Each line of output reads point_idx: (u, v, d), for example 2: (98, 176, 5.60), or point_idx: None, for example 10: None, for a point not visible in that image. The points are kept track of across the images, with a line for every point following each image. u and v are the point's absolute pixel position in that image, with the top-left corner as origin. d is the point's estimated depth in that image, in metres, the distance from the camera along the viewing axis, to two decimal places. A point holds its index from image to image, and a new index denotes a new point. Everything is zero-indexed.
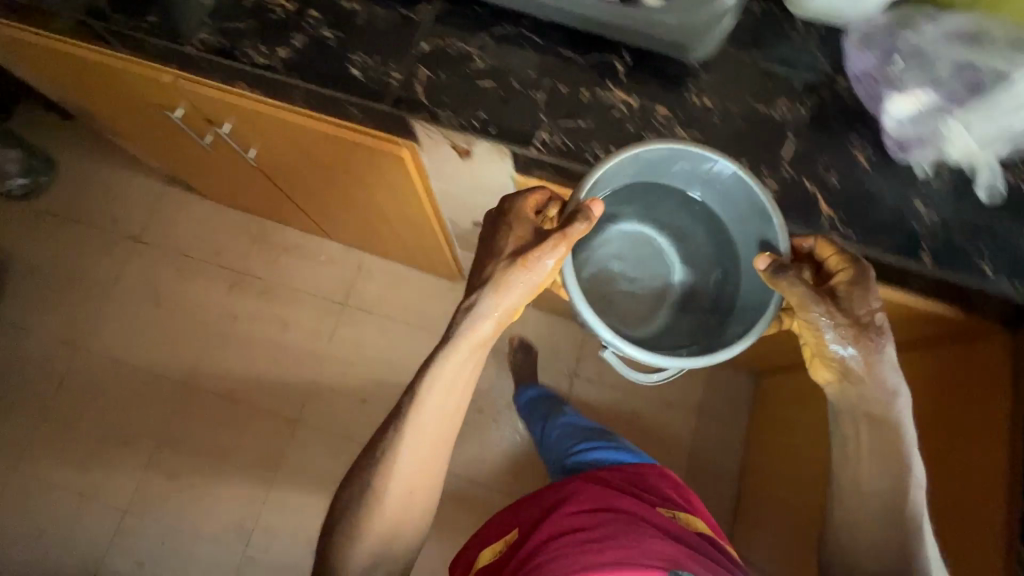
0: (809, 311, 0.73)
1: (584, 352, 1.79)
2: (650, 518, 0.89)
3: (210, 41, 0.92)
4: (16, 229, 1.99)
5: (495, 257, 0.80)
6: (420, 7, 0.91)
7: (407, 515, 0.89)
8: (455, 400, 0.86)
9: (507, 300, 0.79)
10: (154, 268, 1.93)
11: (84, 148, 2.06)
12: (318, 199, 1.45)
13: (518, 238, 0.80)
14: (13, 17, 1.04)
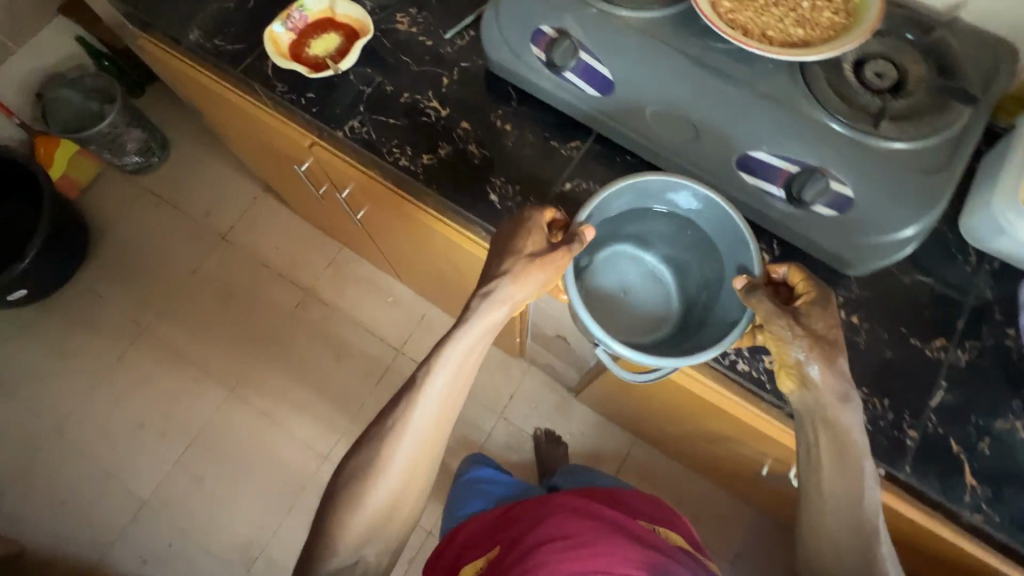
0: (779, 326, 0.69)
1: (626, 464, 1.71)
2: (633, 529, 0.86)
3: (358, 130, 0.92)
4: (119, 200, 2.08)
5: (514, 254, 0.75)
6: (571, 143, 0.89)
7: (388, 526, 0.81)
8: (455, 392, 0.81)
9: (520, 298, 0.75)
10: (231, 268, 1.98)
11: (198, 138, 2.15)
12: (406, 261, 1.44)
13: (538, 245, 0.76)
14: (179, 48, 1.06)
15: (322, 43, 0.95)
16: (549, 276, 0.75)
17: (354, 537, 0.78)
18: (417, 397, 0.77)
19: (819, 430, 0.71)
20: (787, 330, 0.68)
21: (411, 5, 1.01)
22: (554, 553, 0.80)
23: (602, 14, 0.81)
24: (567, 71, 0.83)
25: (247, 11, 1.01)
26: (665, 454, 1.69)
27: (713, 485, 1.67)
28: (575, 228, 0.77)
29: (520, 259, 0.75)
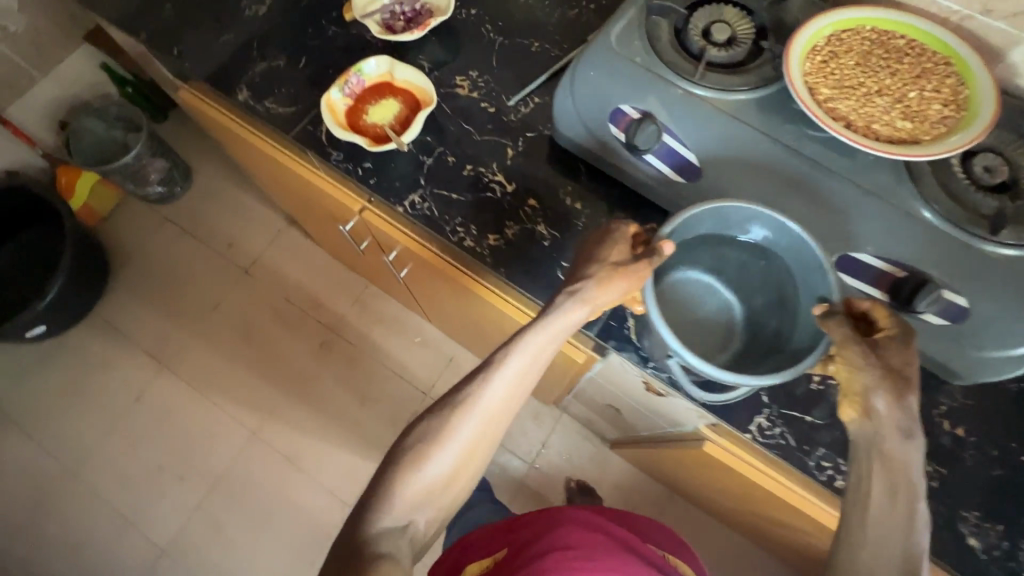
0: (854, 353, 0.60)
1: (662, 520, 1.64)
2: (643, 553, 0.84)
3: (418, 205, 0.86)
4: (138, 230, 2.01)
5: (601, 256, 0.70)
6: (646, 225, 0.84)
7: (427, 516, 0.71)
8: (526, 386, 0.73)
9: (600, 302, 0.68)
10: (254, 303, 1.92)
11: (220, 164, 2.07)
12: (446, 321, 1.37)
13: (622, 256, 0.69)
14: (223, 101, 0.99)
15: (380, 109, 0.90)
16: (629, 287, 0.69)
17: (388, 527, 0.69)
18: (484, 384, 0.70)
19: (871, 463, 0.58)
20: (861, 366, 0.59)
21: (471, 68, 0.96)
22: (562, 561, 0.75)
23: (688, 95, 0.76)
24: (647, 154, 0.78)
25: (300, 70, 0.96)
26: (704, 513, 1.61)
27: (755, 547, 1.59)
28: (655, 242, 0.68)
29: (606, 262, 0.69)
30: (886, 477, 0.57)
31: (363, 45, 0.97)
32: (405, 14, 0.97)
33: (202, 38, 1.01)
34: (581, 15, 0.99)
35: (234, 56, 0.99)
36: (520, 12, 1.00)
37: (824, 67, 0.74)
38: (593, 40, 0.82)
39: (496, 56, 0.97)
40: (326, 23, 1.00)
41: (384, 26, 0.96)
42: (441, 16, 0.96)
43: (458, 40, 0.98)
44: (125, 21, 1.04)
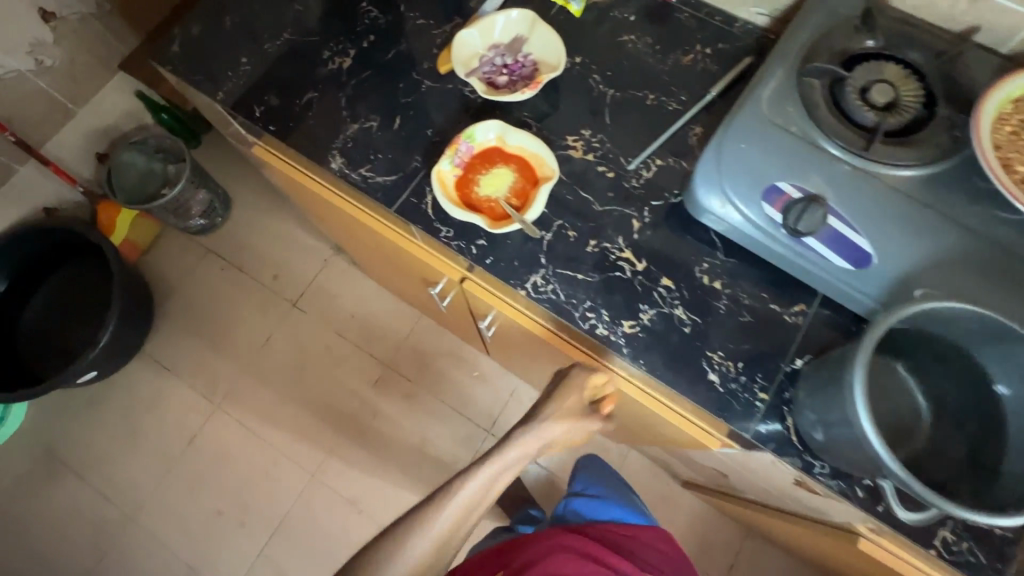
0: None
1: (739, 561, 1.58)
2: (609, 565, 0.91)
3: (542, 287, 0.79)
4: (178, 263, 1.91)
5: (555, 400, 0.88)
6: (793, 307, 0.77)
7: None
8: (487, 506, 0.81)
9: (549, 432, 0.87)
10: (304, 337, 1.85)
11: (260, 189, 1.97)
12: (526, 373, 1.30)
13: (571, 405, 0.88)
14: (309, 164, 0.91)
15: (492, 180, 0.82)
16: (572, 426, 0.89)
17: None
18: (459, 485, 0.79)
19: None
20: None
21: (583, 125, 0.88)
22: None
23: (857, 172, 0.69)
24: (808, 237, 0.70)
25: (395, 133, 0.88)
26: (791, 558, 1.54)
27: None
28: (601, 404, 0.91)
29: (565, 404, 0.88)
30: None
31: (463, 102, 0.89)
32: (509, 68, 0.89)
33: (282, 95, 0.93)
34: (698, 62, 0.91)
35: (321, 116, 0.91)
36: (630, 59, 0.92)
37: (1017, 140, 0.66)
38: (740, 106, 0.74)
39: (608, 111, 0.89)
40: (418, 77, 0.92)
41: (487, 81, 0.88)
42: (549, 69, 0.88)
43: (566, 93, 0.90)
44: (197, 78, 0.95)
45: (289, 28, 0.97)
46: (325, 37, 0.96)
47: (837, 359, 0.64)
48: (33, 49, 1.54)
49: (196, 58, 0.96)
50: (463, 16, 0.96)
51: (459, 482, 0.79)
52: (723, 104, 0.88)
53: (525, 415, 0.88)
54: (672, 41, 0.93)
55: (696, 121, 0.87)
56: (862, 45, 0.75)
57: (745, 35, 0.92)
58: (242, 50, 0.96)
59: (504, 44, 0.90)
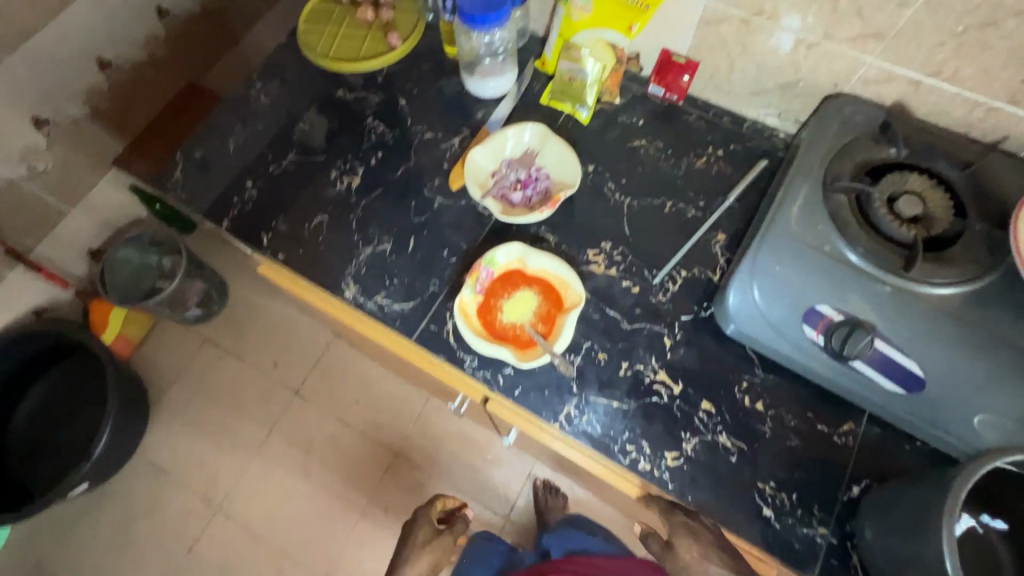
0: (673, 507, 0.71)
1: None
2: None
3: (575, 418, 0.75)
4: (175, 356, 1.81)
5: (411, 538, 0.91)
6: (842, 426, 0.73)
7: None
8: None
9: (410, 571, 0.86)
10: (308, 428, 1.75)
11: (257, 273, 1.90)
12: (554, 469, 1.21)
13: (430, 531, 0.93)
14: (319, 289, 0.86)
15: (516, 306, 0.79)
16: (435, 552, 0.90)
17: None
18: None
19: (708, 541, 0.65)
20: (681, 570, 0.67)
21: (603, 237, 0.86)
22: None
23: (899, 292, 0.67)
24: (855, 360, 0.67)
25: (410, 256, 0.85)
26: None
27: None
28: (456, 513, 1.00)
29: (418, 538, 0.91)
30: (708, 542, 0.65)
31: (477, 219, 0.87)
32: (523, 183, 0.87)
33: (290, 220, 0.90)
34: (712, 164, 0.90)
35: (332, 241, 0.88)
36: (644, 165, 0.91)
37: None
38: (768, 225, 0.72)
39: (627, 221, 0.87)
40: (430, 194, 0.89)
41: (501, 198, 0.86)
42: (563, 185, 0.87)
43: (583, 205, 0.88)
44: (202, 206, 0.92)
45: (295, 149, 0.95)
46: (332, 157, 0.94)
47: (906, 505, 0.60)
48: (26, 155, 1.39)
49: (200, 185, 0.94)
50: (470, 128, 0.95)
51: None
52: (743, 209, 0.86)
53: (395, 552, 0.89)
54: (684, 144, 0.92)
55: (717, 228, 0.86)
56: (883, 156, 0.74)
57: (756, 134, 0.92)
58: (247, 175, 0.94)
59: (514, 158, 0.89)
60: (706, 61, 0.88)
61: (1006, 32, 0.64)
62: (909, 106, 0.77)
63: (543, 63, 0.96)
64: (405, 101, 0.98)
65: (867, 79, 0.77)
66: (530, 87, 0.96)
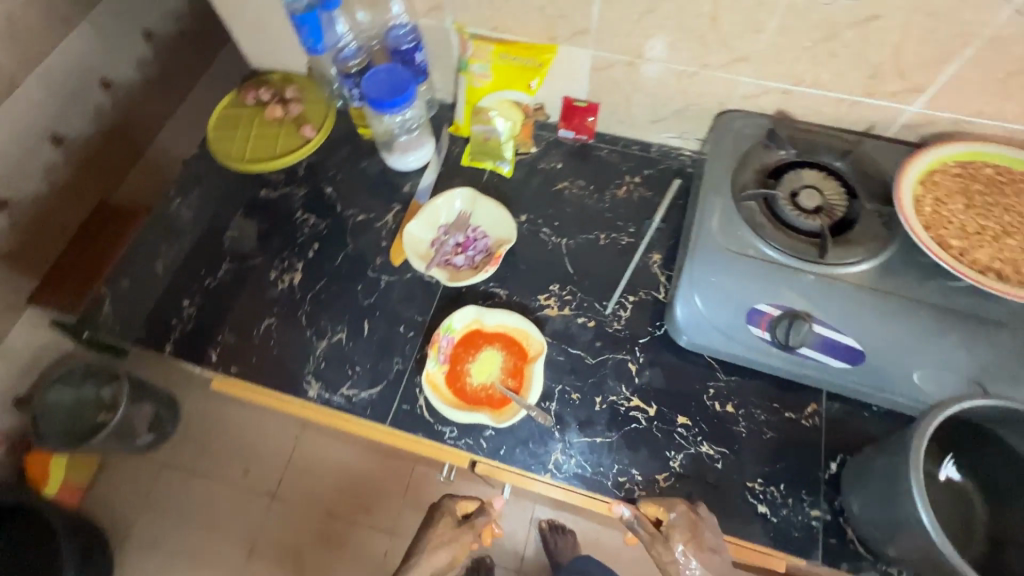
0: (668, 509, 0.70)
1: None
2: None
3: (564, 463, 0.76)
4: (132, 489, 1.62)
5: (430, 528, 0.87)
6: (806, 409, 0.78)
7: None
8: None
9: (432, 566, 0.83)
10: (292, 531, 1.59)
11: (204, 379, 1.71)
12: None
13: (451, 525, 0.87)
14: (280, 395, 0.83)
15: (484, 365, 0.80)
16: (453, 550, 0.85)
17: None
18: None
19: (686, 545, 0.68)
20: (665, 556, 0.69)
21: (550, 280, 0.89)
22: None
23: (822, 278, 0.73)
24: (800, 348, 0.73)
25: (368, 339, 0.85)
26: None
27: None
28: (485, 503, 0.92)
29: (438, 531, 0.86)
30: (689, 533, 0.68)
31: (427, 288, 0.88)
32: (463, 246, 0.90)
33: (238, 331, 0.88)
34: (633, 191, 0.97)
35: (286, 342, 0.86)
36: (572, 204, 0.96)
37: (940, 217, 0.74)
38: (696, 240, 0.78)
39: (569, 260, 0.91)
40: (375, 273, 0.90)
41: (445, 264, 0.88)
42: (501, 239, 0.90)
43: (525, 253, 0.91)
44: (140, 335, 0.88)
45: (227, 257, 0.94)
46: (269, 257, 0.93)
47: (880, 471, 0.64)
48: None
49: (138, 315, 0.90)
50: (400, 202, 0.97)
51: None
52: (670, 226, 0.93)
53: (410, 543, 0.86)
54: (603, 178, 0.98)
55: (652, 250, 0.91)
56: (776, 159, 0.83)
57: (664, 157, 0.99)
58: (182, 293, 0.91)
59: (449, 223, 0.91)
60: (604, 101, 0.95)
61: (846, 42, 0.74)
62: (786, 110, 0.86)
63: (457, 129, 1.01)
64: (332, 188, 0.99)
65: (746, 95, 0.85)
66: (450, 151, 1.00)
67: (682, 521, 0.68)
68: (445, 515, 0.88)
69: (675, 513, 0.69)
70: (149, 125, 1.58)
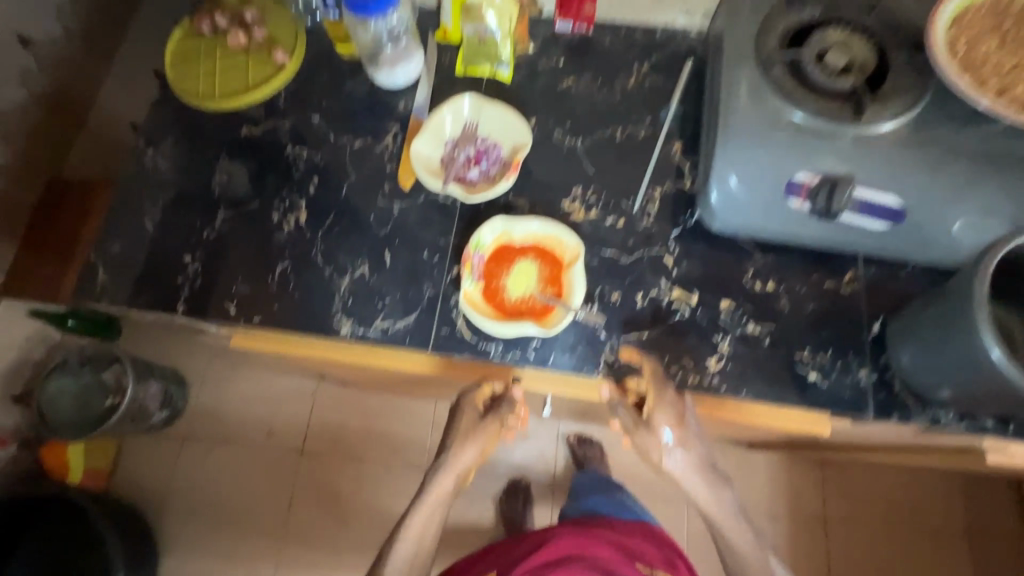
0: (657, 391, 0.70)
1: (887, 507, 1.39)
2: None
3: (616, 362, 0.76)
4: (153, 465, 1.51)
5: (453, 424, 0.79)
6: (845, 277, 0.78)
7: None
8: (434, 533, 0.78)
9: (461, 466, 0.77)
10: (329, 482, 1.50)
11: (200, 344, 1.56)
12: (597, 419, 1.17)
13: (472, 420, 0.78)
14: (313, 339, 0.80)
15: (519, 278, 0.77)
16: (481, 445, 0.78)
17: None
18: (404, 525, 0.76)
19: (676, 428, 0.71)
20: (643, 439, 0.72)
21: (572, 184, 0.85)
22: None
23: (859, 138, 0.71)
24: (842, 214, 0.71)
25: (392, 269, 0.81)
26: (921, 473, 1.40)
27: (982, 475, 1.40)
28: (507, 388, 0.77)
29: (459, 428, 0.78)
30: (676, 415, 0.70)
31: (444, 209, 0.83)
32: (476, 158, 0.84)
33: (252, 279, 0.82)
34: (643, 81, 0.91)
35: (306, 283, 0.81)
36: (581, 102, 0.89)
37: (975, 58, 0.71)
38: (725, 116, 0.74)
39: (588, 161, 0.86)
40: (385, 201, 0.85)
41: (460, 180, 0.83)
42: (515, 145, 0.84)
43: (540, 159, 0.86)
44: (145, 299, 0.83)
45: (221, 205, 0.86)
46: (267, 199, 0.86)
47: (934, 317, 0.65)
48: None
49: (139, 277, 0.84)
50: (397, 121, 0.90)
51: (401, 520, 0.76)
52: (687, 113, 0.88)
53: (438, 438, 0.80)
54: (610, 70, 0.91)
55: (671, 140, 0.87)
56: (798, 20, 0.77)
57: (670, 40, 0.93)
58: (182, 250, 0.85)
59: (455, 136, 0.85)
60: None
61: None
62: None
63: (444, 34, 0.91)
64: (319, 116, 0.91)
65: None
66: (441, 61, 0.92)
67: (668, 407, 0.70)
68: (471, 408, 0.78)
69: (661, 398, 0.70)
70: (89, 85, 1.42)
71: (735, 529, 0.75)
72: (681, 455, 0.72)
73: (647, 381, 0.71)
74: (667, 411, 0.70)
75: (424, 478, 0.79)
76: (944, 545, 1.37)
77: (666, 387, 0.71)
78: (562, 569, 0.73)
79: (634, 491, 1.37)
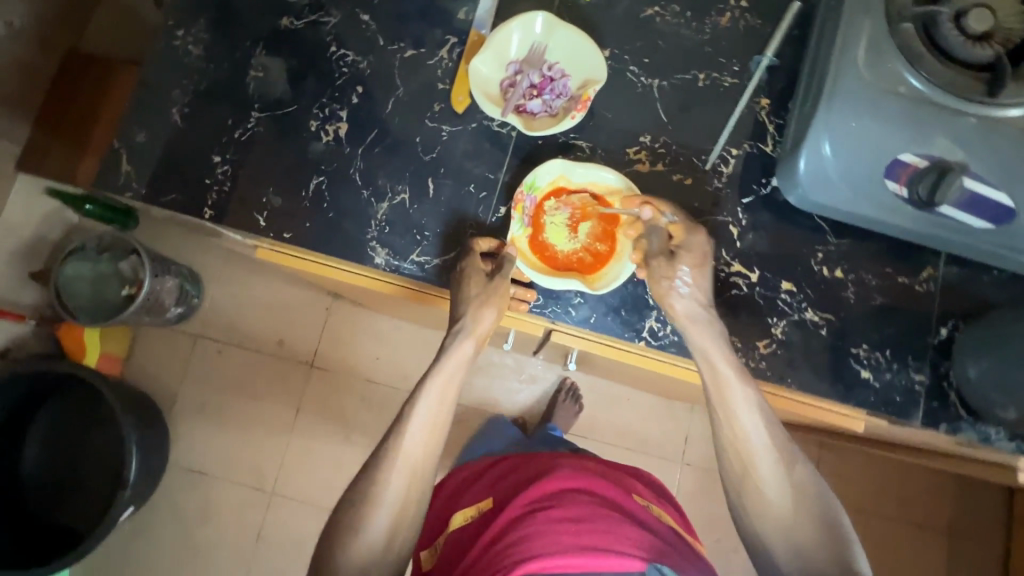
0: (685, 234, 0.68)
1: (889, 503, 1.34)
2: (661, 559, 0.60)
3: (658, 331, 0.73)
4: (165, 358, 1.50)
5: (460, 294, 0.71)
6: (921, 274, 0.72)
7: (359, 546, 0.60)
8: (444, 431, 0.67)
9: (481, 331, 0.70)
10: (335, 398, 1.50)
11: (218, 247, 1.54)
12: (619, 376, 1.13)
13: (481, 284, 0.70)
14: (341, 261, 0.76)
15: (560, 229, 0.72)
16: (497, 310, 0.70)
17: (368, 558, 0.60)
18: (404, 428, 0.65)
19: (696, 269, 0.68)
20: (659, 266, 0.67)
21: (640, 131, 0.76)
22: (554, 526, 0.60)
23: (984, 122, 0.62)
24: (943, 205, 0.64)
25: (434, 200, 0.76)
26: (922, 469, 1.34)
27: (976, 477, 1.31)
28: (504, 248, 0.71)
29: (469, 295, 0.70)
30: (694, 264, 0.68)
31: (496, 142, 0.76)
32: (540, 87, 0.75)
33: (284, 190, 0.77)
34: (738, 20, 0.79)
35: (342, 204, 0.76)
36: (664, 36, 0.79)
37: None
38: (834, 75, 0.64)
39: (662, 107, 0.77)
40: (434, 123, 0.77)
41: (519, 109, 0.75)
42: (588, 79, 0.75)
43: (610, 98, 0.77)
44: (172, 198, 0.78)
45: (255, 105, 0.79)
46: (306, 104, 0.79)
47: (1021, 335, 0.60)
48: None
49: (165, 172, 0.78)
50: (454, 32, 0.80)
51: (398, 424, 0.65)
52: (782, 66, 0.77)
53: (450, 309, 0.72)
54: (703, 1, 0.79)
55: (758, 95, 0.77)
56: None
57: None
58: (212, 149, 0.78)
59: (519, 58, 0.76)
60: None
61: None
62: None
63: None
64: (369, 15, 0.80)
65: None
66: None
67: (696, 246, 0.68)
68: (474, 270, 0.71)
69: (694, 237, 0.68)
70: None
71: (739, 402, 0.63)
72: (689, 291, 0.67)
73: (680, 222, 0.68)
74: (682, 240, 0.68)
75: (441, 347, 0.71)
76: (922, 539, 1.31)
77: (700, 228, 0.69)
78: (573, 501, 0.63)
79: (642, 450, 1.34)
